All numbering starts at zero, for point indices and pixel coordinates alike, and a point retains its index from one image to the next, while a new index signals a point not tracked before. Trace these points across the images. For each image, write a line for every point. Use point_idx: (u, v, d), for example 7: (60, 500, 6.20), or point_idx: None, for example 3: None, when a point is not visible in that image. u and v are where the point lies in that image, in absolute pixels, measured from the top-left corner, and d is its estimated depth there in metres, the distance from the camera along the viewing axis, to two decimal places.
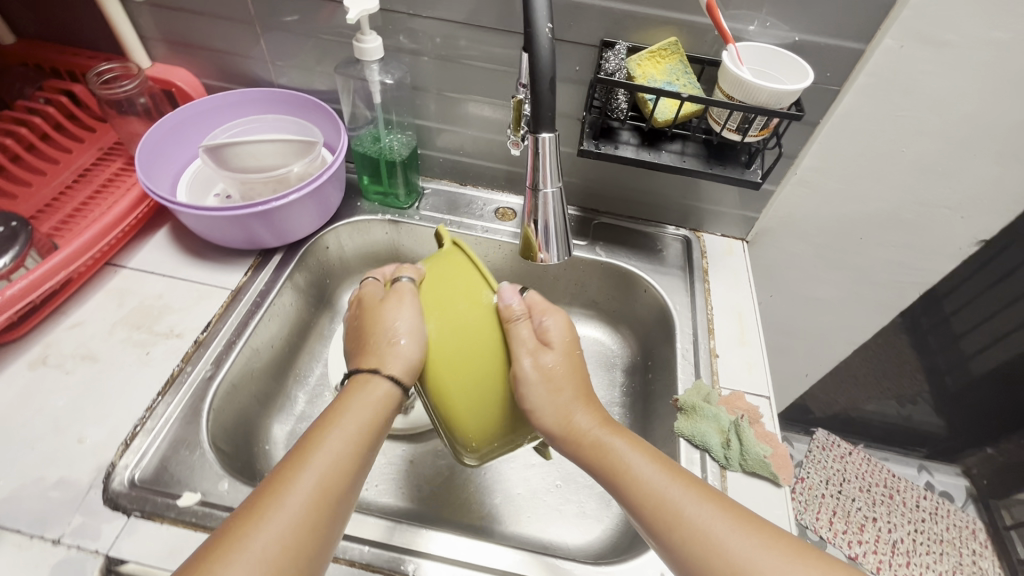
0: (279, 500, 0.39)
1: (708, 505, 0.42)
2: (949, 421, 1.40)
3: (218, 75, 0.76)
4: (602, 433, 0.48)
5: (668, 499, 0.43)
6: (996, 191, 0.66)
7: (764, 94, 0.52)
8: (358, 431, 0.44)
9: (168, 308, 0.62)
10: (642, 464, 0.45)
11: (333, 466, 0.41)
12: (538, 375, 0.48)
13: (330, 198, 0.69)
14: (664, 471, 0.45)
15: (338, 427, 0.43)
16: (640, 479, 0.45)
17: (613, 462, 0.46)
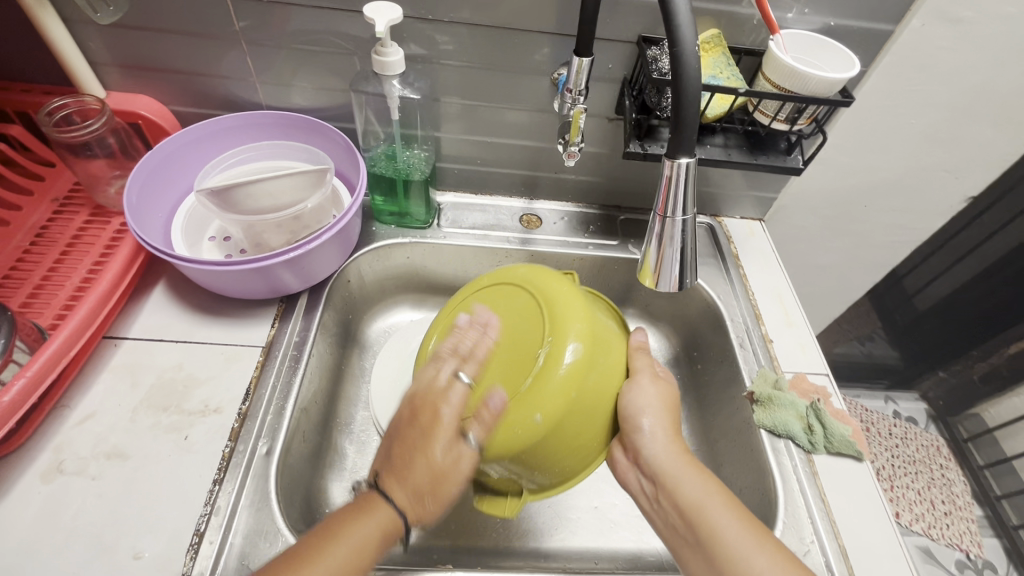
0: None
1: (775, 563, 0.41)
2: (905, 353, 1.55)
3: (190, 101, 0.66)
4: (680, 468, 0.48)
5: (730, 542, 0.43)
6: (990, 152, 0.71)
7: (814, 82, 0.52)
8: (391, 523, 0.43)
9: (196, 380, 0.54)
10: (716, 504, 0.46)
11: (352, 560, 0.40)
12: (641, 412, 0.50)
13: (351, 231, 0.62)
14: (739, 517, 0.45)
15: (347, 537, 0.41)
16: (715, 523, 0.44)
17: (687, 497, 0.47)
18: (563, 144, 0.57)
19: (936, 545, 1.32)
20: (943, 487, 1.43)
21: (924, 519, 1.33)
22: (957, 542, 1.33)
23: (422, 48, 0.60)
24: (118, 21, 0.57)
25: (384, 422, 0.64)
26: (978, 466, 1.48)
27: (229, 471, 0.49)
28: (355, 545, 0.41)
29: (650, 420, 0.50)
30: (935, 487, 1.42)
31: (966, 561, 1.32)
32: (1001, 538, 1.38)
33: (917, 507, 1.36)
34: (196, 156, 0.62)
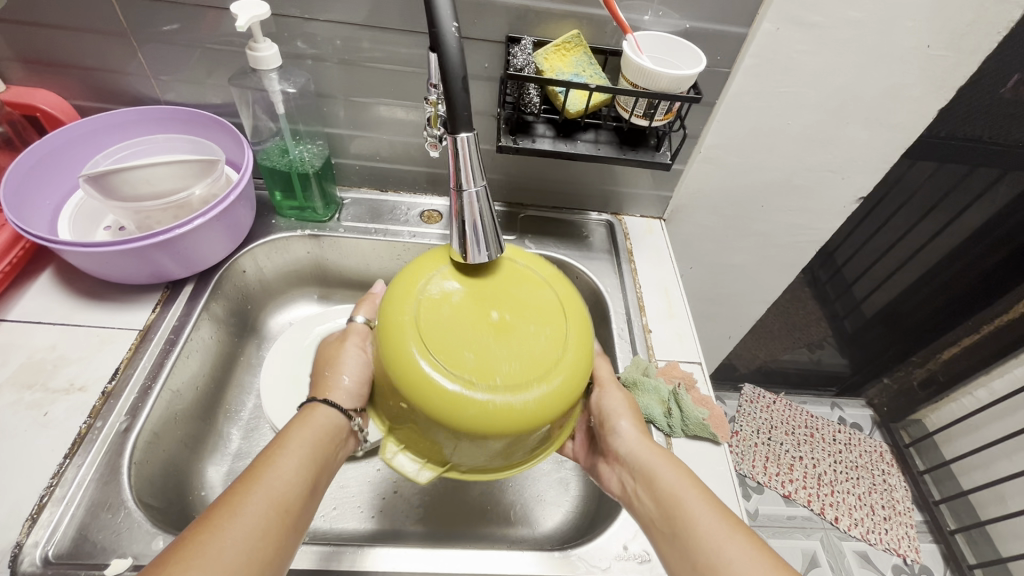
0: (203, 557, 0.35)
1: (737, 537, 0.42)
2: (852, 359, 1.58)
3: (91, 95, 0.68)
4: (659, 460, 0.49)
5: (699, 528, 0.43)
6: (868, 152, 0.74)
7: (664, 79, 0.55)
8: (304, 463, 0.44)
9: (65, 360, 0.55)
10: (687, 493, 0.46)
11: (279, 493, 0.41)
12: (618, 416, 0.53)
13: (239, 219, 0.65)
14: (715, 508, 0.44)
15: (288, 456, 0.43)
16: (692, 515, 0.44)
17: (666, 488, 0.47)
18: (427, 135, 0.51)
19: (873, 550, 1.33)
20: (884, 491, 1.44)
21: (863, 524, 1.36)
22: (895, 547, 1.33)
23: (310, 46, 0.62)
24: (10, 17, 0.60)
25: (269, 407, 0.66)
26: (918, 472, 1.47)
27: (82, 446, 0.50)
28: (281, 479, 0.42)
29: (626, 420, 0.53)
30: (876, 492, 1.43)
31: (903, 566, 1.32)
32: (940, 544, 1.37)
33: (856, 512, 1.38)
34: (89, 150, 0.65)
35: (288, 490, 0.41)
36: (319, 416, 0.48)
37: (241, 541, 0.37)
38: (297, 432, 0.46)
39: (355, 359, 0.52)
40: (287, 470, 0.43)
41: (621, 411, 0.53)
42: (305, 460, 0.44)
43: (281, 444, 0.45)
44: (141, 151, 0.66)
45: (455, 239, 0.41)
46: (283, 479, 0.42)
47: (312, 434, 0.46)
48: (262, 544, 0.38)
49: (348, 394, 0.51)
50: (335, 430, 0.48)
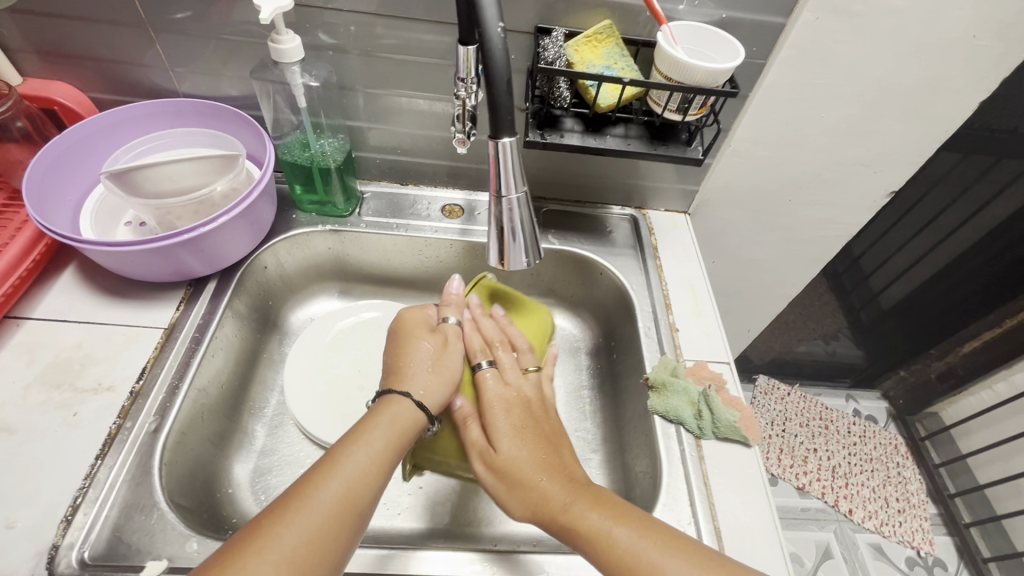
0: (260, 557, 0.36)
1: (686, 565, 0.40)
2: (868, 351, 1.54)
3: (108, 88, 0.67)
4: (573, 497, 0.46)
5: (649, 567, 0.41)
6: (903, 146, 0.72)
7: (700, 72, 0.52)
8: (369, 459, 0.44)
9: (92, 359, 0.55)
10: (619, 529, 0.43)
11: (352, 484, 0.42)
12: (526, 448, 0.50)
13: (261, 215, 0.64)
14: (638, 527, 0.43)
15: (364, 444, 0.45)
16: (638, 554, 0.42)
17: (579, 524, 0.45)
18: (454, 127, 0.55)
19: (887, 542, 1.33)
20: (898, 484, 1.44)
21: (877, 517, 1.36)
22: (908, 540, 1.34)
23: (332, 37, 0.61)
24: (26, 8, 0.58)
25: (293, 405, 0.66)
26: (934, 464, 1.46)
27: (112, 447, 0.50)
28: (354, 470, 0.43)
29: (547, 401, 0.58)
30: (890, 485, 1.43)
31: (916, 558, 1.32)
32: (953, 536, 1.37)
33: (870, 504, 1.38)
34: (107, 144, 0.64)
35: (359, 485, 0.42)
36: (397, 408, 0.49)
37: (314, 529, 0.38)
38: (383, 424, 0.47)
39: (426, 350, 0.55)
40: (363, 461, 0.44)
41: (505, 434, 0.51)
42: (381, 452, 0.45)
43: (360, 434, 0.46)
44: (161, 145, 0.64)
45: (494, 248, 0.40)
46: (358, 465, 0.43)
47: (390, 428, 0.47)
48: (333, 529, 0.39)
49: (433, 389, 0.52)
50: (413, 428, 0.49)
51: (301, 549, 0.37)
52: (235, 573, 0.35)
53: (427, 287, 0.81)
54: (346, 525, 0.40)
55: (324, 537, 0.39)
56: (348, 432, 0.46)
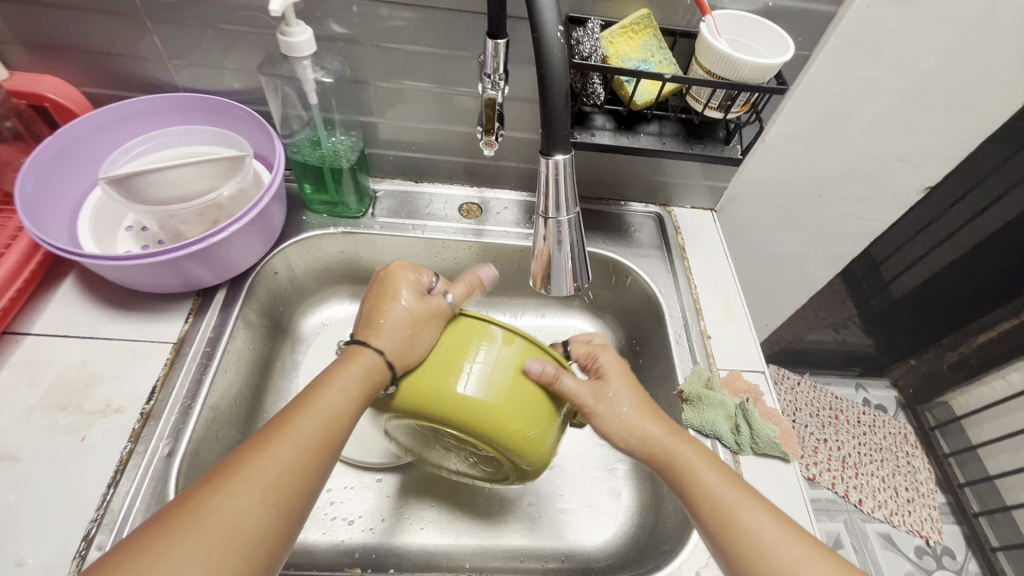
0: (229, 496, 0.35)
1: (758, 513, 0.42)
2: (877, 340, 1.54)
3: (101, 82, 0.62)
4: (670, 439, 0.47)
5: (725, 505, 0.42)
6: (945, 140, 0.68)
7: (746, 68, 0.49)
8: (344, 399, 0.43)
9: (98, 378, 0.52)
10: (703, 468, 0.45)
11: (326, 421, 0.41)
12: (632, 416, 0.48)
13: (271, 218, 0.60)
14: (724, 475, 0.44)
15: (334, 388, 0.43)
16: (715, 494, 0.43)
17: (683, 465, 0.45)
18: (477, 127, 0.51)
19: (896, 531, 1.34)
20: (907, 474, 1.44)
21: (887, 507, 1.36)
22: (917, 529, 1.34)
23: (344, 27, 0.56)
24: None
25: None
26: (943, 455, 1.46)
27: (125, 474, 0.47)
28: (329, 409, 0.42)
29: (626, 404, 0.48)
30: (900, 475, 1.43)
31: (925, 547, 1.33)
32: (962, 525, 1.38)
33: (880, 494, 1.38)
34: (104, 143, 0.60)
35: (332, 424, 0.41)
36: (364, 359, 0.45)
37: (287, 467, 0.38)
38: (353, 368, 0.44)
39: (404, 309, 0.47)
40: (339, 401, 0.42)
41: (622, 393, 0.49)
42: (354, 394, 0.43)
43: (331, 376, 0.44)
44: (161, 144, 0.60)
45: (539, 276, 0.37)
46: (333, 405, 0.42)
47: (363, 372, 0.44)
48: (305, 466, 0.39)
49: (395, 336, 0.46)
50: (382, 377, 0.45)
51: (276, 481, 0.37)
52: (204, 509, 0.34)
53: None
54: (318, 463, 0.40)
55: (297, 472, 0.38)
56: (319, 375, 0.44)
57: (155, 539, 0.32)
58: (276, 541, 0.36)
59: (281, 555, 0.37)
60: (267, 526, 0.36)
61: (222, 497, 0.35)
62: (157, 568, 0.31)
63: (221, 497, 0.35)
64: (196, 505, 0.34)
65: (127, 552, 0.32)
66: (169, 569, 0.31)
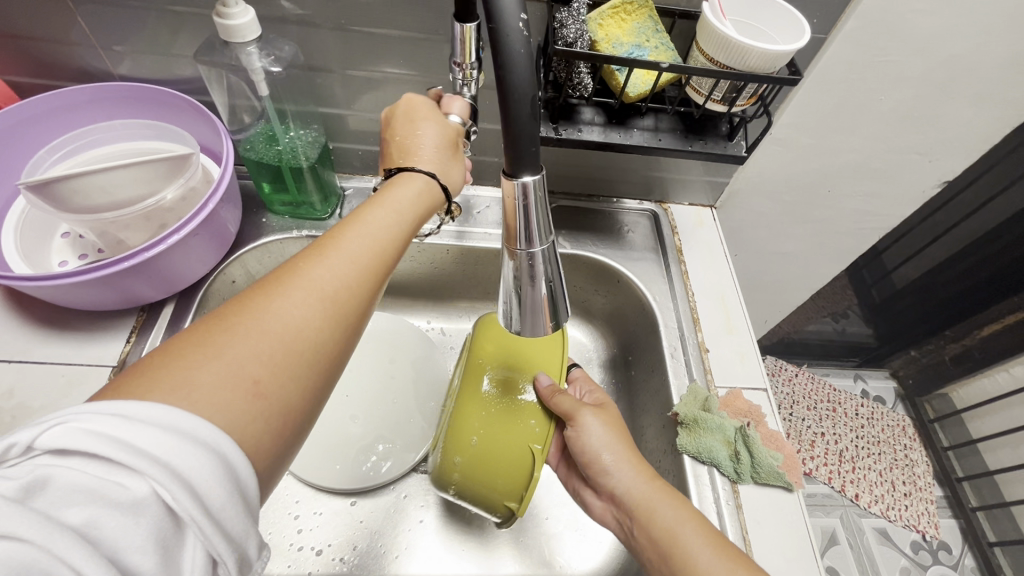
0: (279, 305, 0.31)
1: None
2: (877, 329, 1.50)
3: (27, 68, 0.55)
4: (656, 496, 0.45)
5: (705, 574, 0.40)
6: (969, 133, 0.62)
7: (754, 55, 0.42)
8: (397, 228, 0.39)
9: (26, 410, 0.46)
10: (688, 531, 0.42)
11: (378, 241, 0.37)
12: (603, 450, 0.47)
13: (223, 224, 0.54)
14: (711, 539, 0.41)
15: (386, 212, 0.38)
16: (695, 559, 0.40)
17: (663, 527, 0.43)
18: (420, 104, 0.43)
19: (892, 526, 1.32)
20: (905, 467, 1.41)
21: (883, 501, 1.33)
22: (914, 524, 1.32)
23: (297, 7, 0.49)
24: None
25: None
26: (942, 448, 1.43)
27: None
28: (381, 230, 0.38)
29: (609, 453, 0.47)
30: (898, 469, 1.40)
31: (921, 542, 1.31)
32: (959, 519, 1.36)
33: (877, 488, 1.35)
34: (30, 141, 0.53)
35: (384, 237, 0.38)
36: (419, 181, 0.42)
37: (346, 282, 0.34)
38: (403, 192, 0.40)
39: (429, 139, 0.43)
40: (390, 235, 0.38)
41: (599, 434, 0.48)
42: (403, 216, 0.39)
43: (380, 198, 0.39)
44: (96, 141, 0.54)
45: (509, 312, 0.31)
46: (385, 227, 0.38)
47: (413, 195, 0.41)
48: (359, 280, 0.35)
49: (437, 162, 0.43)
50: (434, 203, 0.43)
51: (332, 292, 0.33)
52: (254, 316, 0.30)
53: (420, 292, 0.72)
54: (374, 279, 0.37)
55: (350, 266, 0.35)
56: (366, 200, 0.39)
57: (211, 331, 0.29)
58: (331, 349, 0.33)
59: (334, 375, 0.34)
60: (325, 340, 0.33)
61: (274, 306, 0.31)
62: (198, 376, 0.27)
63: (272, 309, 0.31)
64: (244, 312, 0.30)
65: (190, 339, 0.29)
66: (206, 382, 0.27)
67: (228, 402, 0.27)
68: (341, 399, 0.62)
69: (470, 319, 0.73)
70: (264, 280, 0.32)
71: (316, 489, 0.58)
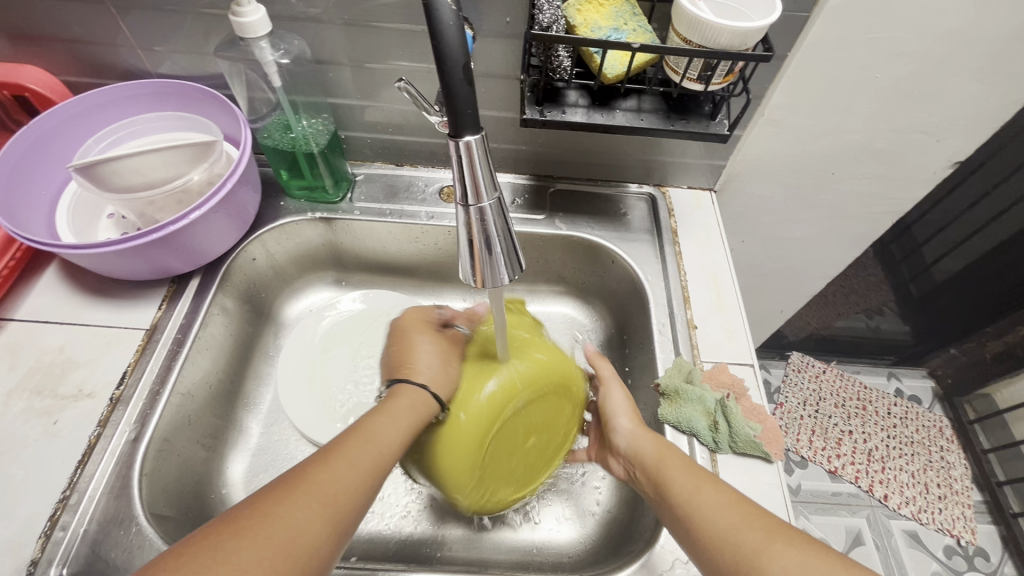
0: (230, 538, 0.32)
1: (719, 505, 0.41)
2: (915, 327, 1.43)
3: (82, 70, 0.62)
4: (643, 438, 0.50)
5: (675, 490, 0.44)
6: (976, 110, 0.60)
7: (726, 34, 0.44)
8: (364, 462, 0.41)
9: (73, 364, 0.53)
10: (674, 465, 0.46)
11: (378, 445, 0.43)
12: (617, 414, 0.54)
13: (243, 204, 0.60)
14: (694, 473, 0.45)
15: (358, 440, 0.43)
16: (670, 481, 0.45)
17: (650, 460, 0.48)
18: (401, 82, 0.38)
19: (924, 529, 1.26)
20: (941, 469, 1.35)
21: (915, 503, 1.28)
22: (948, 528, 1.27)
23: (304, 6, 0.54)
24: None
25: (287, 403, 0.63)
26: (982, 450, 1.37)
27: (91, 458, 0.48)
28: (356, 457, 0.41)
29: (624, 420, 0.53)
30: (932, 470, 1.34)
31: (956, 547, 1.25)
32: (999, 526, 1.30)
33: (909, 490, 1.30)
34: (81, 132, 0.60)
35: (370, 458, 0.42)
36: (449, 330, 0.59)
37: (345, 494, 0.38)
38: (406, 398, 0.49)
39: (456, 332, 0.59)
40: (403, 406, 0.48)
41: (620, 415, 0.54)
42: (405, 420, 0.47)
43: (383, 407, 0.47)
44: (138, 132, 0.61)
45: (464, 264, 0.35)
46: (384, 432, 0.44)
47: (411, 404, 0.49)
48: (315, 524, 0.35)
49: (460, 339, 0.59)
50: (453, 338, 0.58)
51: (285, 535, 0.34)
52: (208, 552, 0.31)
53: (426, 274, 0.76)
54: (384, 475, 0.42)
55: (374, 441, 0.43)
56: (371, 410, 0.47)
57: (229, 528, 0.33)
58: (332, 547, 0.36)
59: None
60: (324, 533, 0.35)
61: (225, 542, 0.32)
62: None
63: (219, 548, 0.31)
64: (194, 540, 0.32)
65: (266, 495, 0.36)
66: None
67: (263, 527, 0.33)
68: (351, 370, 0.67)
69: (475, 300, 0.77)
70: (212, 525, 0.33)
71: (322, 449, 0.62)
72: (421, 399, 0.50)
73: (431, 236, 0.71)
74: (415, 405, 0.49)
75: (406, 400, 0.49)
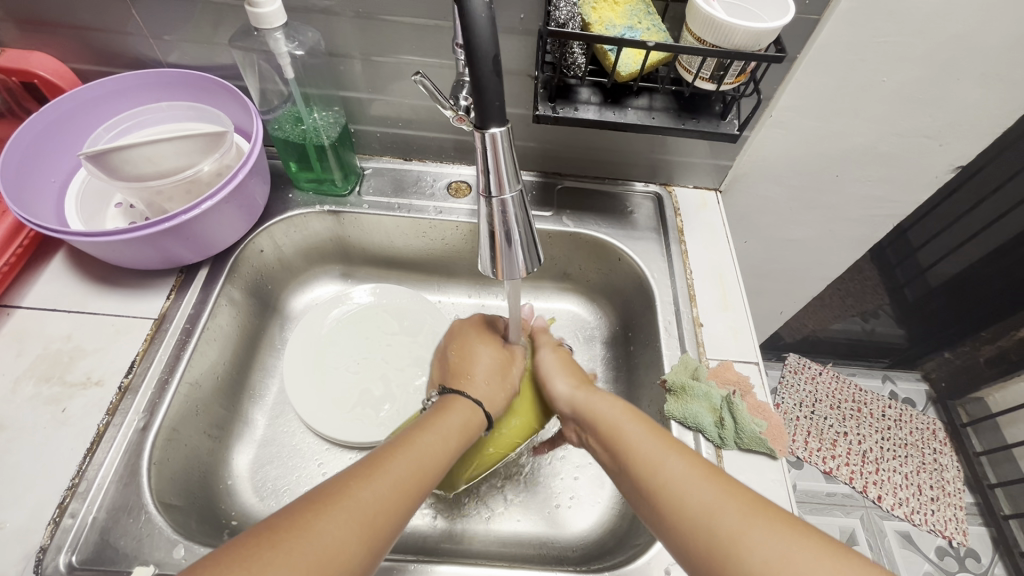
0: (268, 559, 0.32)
1: (684, 464, 0.41)
2: (909, 330, 1.45)
3: (90, 57, 0.62)
4: (591, 397, 0.51)
5: (634, 447, 0.44)
6: (979, 115, 0.61)
7: (739, 33, 0.44)
8: (405, 482, 0.40)
9: (81, 352, 0.53)
10: (632, 426, 0.46)
11: (422, 461, 0.42)
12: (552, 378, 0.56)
13: (253, 195, 0.60)
14: (652, 432, 0.45)
15: (401, 458, 0.41)
16: (630, 440, 0.45)
17: (605, 420, 0.48)
18: (417, 76, 0.38)
19: (917, 530, 1.28)
20: (934, 471, 1.37)
21: (908, 504, 1.29)
22: (940, 529, 1.28)
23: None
24: None
25: (292, 394, 0.63)
26: (974, 453, 1.38)
27: (99, 447, 0.48)
28: (400, 474, 0.40)
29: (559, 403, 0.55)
30: (925, 472, 1.36)
31: (947, 548, 1.27)
32: (990, 527, 1.32)
33: (902, 492, 1.31)
34: (91, 120, 0.60)
35: (411, 477, 0.41)
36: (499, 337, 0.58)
37: (384, 516, 0.38)
38: (454, 418, 0.48)
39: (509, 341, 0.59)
40: (453, 421, 0.48)
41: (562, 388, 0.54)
42: (451, 438, 0.46)
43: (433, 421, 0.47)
44: (148, 121, 0.61)
45: (483, 253, 0.36)
46: (429, 448, 0.44)
47: (460, 420, 0.48)
48: (352, 547, 0.35)
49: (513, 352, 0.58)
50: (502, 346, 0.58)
51: (321, 557, 0.33)
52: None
53: (433, 269, 0.76)
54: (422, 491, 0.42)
55: (416, 459, 0.42)
56: (420, 421, 0.47)
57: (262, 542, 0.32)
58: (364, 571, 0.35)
59: None
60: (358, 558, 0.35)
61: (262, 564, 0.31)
62: None
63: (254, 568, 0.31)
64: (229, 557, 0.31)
65: (300, 509, 0.35)
66: None
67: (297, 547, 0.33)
68: (356, 362, 0.67)
69: (480, 296, 0.77)
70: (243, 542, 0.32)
71: (326, 441, 0.62)
72: (473, 414, 0.50)
73: (437, 229, 0.71)
74: (465, 422, 0.49)
75: (455, 416, 0.48)
